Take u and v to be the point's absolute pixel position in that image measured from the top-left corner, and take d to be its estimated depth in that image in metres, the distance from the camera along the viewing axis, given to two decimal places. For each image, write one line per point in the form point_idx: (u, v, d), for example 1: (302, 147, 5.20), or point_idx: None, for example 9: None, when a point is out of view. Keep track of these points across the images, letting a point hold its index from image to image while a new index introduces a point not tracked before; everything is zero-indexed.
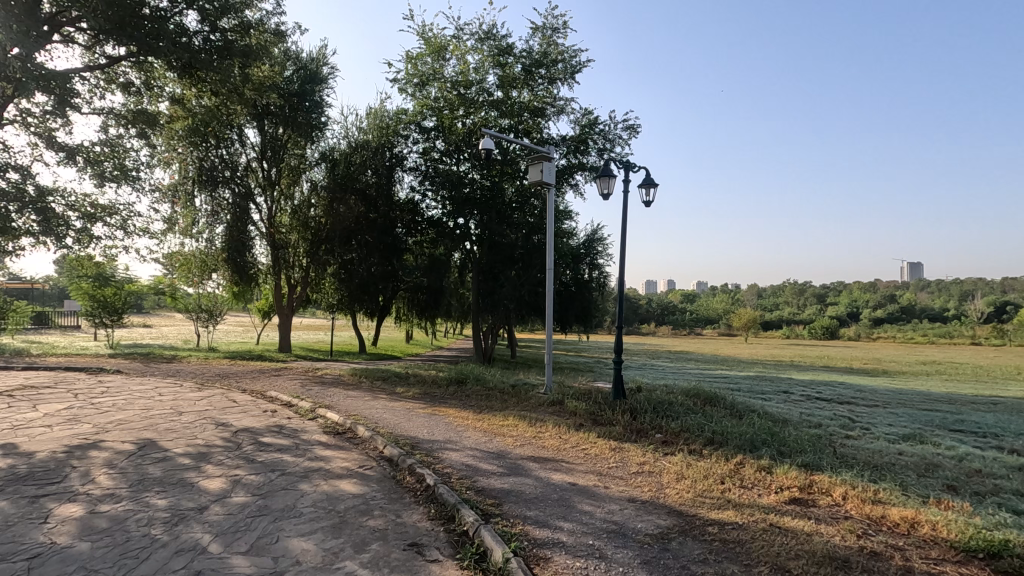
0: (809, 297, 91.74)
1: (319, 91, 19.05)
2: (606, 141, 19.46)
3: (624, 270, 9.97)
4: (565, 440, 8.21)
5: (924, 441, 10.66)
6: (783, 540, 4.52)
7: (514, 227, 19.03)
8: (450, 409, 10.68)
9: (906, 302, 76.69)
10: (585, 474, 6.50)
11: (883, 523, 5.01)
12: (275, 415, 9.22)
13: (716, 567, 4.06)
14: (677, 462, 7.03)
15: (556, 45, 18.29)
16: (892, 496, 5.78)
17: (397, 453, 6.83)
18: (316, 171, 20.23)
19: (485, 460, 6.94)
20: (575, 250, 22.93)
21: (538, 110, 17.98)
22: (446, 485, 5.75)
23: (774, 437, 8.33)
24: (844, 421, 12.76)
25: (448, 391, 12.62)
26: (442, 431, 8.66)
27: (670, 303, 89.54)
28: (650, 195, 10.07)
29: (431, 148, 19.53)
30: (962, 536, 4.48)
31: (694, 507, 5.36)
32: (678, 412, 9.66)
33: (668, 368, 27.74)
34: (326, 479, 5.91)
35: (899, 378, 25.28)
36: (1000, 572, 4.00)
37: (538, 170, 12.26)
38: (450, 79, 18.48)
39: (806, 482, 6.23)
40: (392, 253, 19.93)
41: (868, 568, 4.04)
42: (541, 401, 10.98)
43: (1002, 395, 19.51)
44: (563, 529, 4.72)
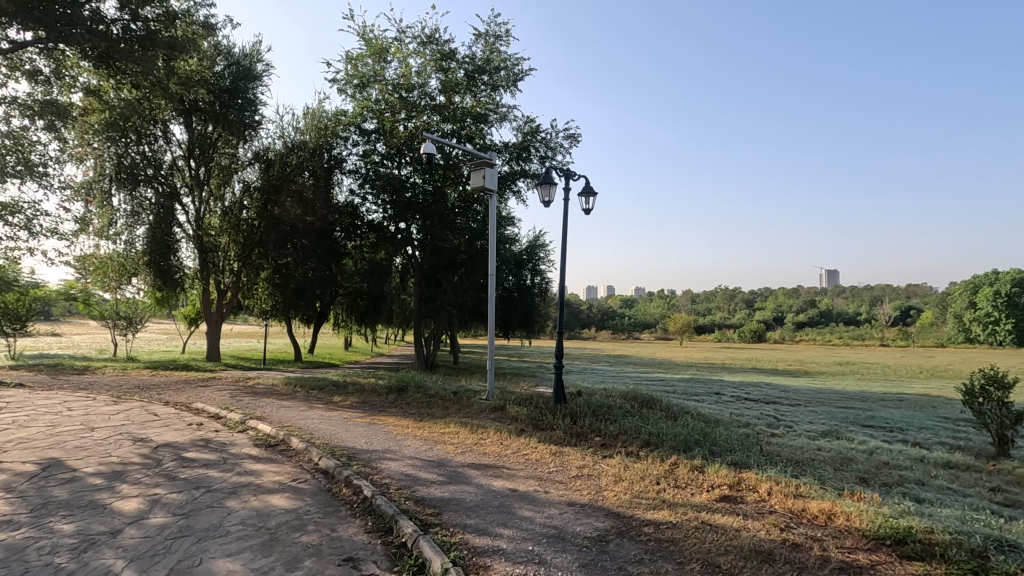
0: (739, 303, 96.72)
1: (253, 88, 18.14)
2: (547, 149, 19.74)
3: (565, 276, 10.14)
4: (506, 446, 8.20)
5: (840, 436, 11.41)
6: (713, 537, 4.69)
7: (457, 233, 19.24)
8: (389, 417, 10.43)
9: (825, 307, 82.24)
10: (525, 480, 6.51)
11: (803, 516, 5.31)
12: (201, 428, 8.69)
13: (651, 567, 4.15)
14: (615, 464, 7.18)
15: (498, 52, 18.41)
16: (812, 490, 6.14)
17: (334, 464, 6.60)
18: (249, 171, 19.41)
19: (424, 469, 6.81)
20: (517, 255, 23.29)
21: (480, 116, 18.13)
22: (385, 496, 5.60)
23: (706, 437, 8.67)
24: (770, 419, 13.46)
25: (388, 399, 12.35)
26: (381, 440, 8.45)
27: (610, 309, 91.82)
28: (589, 203, 10.32)
29: (371, 151, 19.08)
30: (872, 525, 4.82)
31: (630, 508, 5.49)
32: (616, 415, 9.89)
33: (608, 373, 28.38)
34: (257, 495, 5.62)
35: (819, 378, 27.05)
36: (905, 557, 4.32)
37: (480, 175, 12.24)
38: (391, 81, 18.21)
39: (735, 479, 6.52)
40: (331, 258, 19.38)
41: (789, 559, 4.26)
42: (483, 408, 10.94)
43: (906, 392, 21.26)
44: (503, 536, 4.70)
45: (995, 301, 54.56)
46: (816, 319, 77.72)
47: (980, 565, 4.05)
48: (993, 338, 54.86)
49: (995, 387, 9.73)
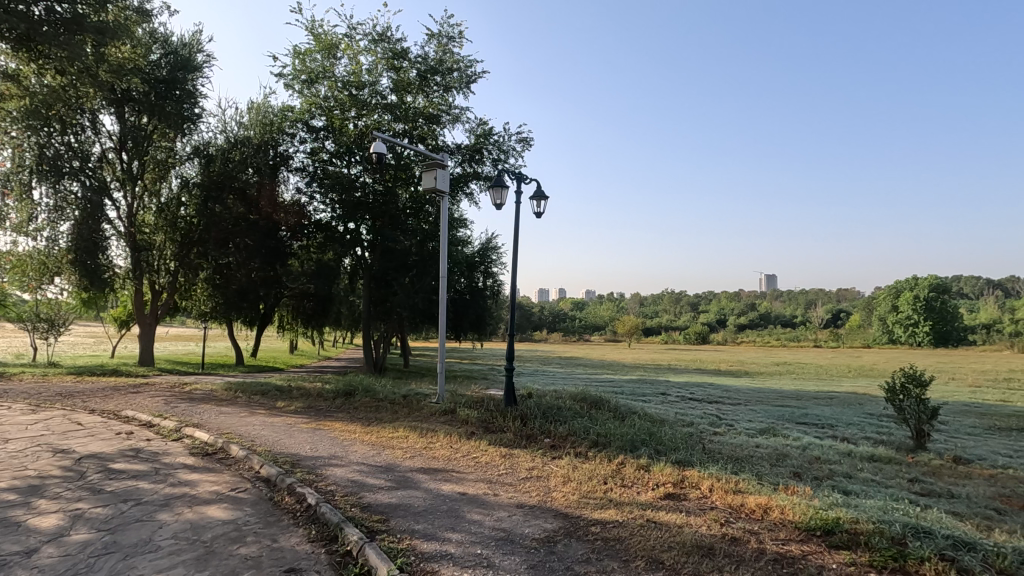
0: (684, 307, 100.05)
1: (192, 80, 17.36)
2: (500, 152, 19.71)
3: (516, 278, 10.18)
4: (456, 449, 8.14)
5: (776, 433, 11.95)
6: (657, 534, 4.81)
7: (408, 234, 18.94)
8: (336, 422, 10.16)
9: (763, 309, 86.27)
10: (475, 483, 6.47)
11: (741, 511, 5.53)
12: (131, 437, 8.18)
13: (598, 566, 4.21)
14: (563, 465, 7.26)
15: (451, 54, 18.33)
16: (750, 486, 6.41)
17: (276, 472, 6.35)
18: (188, 166, 18.49)
19: (371, 475, 6.66)
20: (469, 257, 23.26)
21: (432, 117, 17.97)
22: (331, 503, 5.44)
23: (652, 436, 8.90)
24: (712, 418, 13.95)
25: (335, 404, 12.02)
26: (326, 446, 8.22)
27: (561, 312, 92.98)
28: (542, 206, 10.39)
29: (320, 149, 18.55)
30: (804, 518, 5.07)
31: (578, 508, 5.56)
32: (566, 417, 10.01)
33: (557, 374, 29.30)
34: (191, 506, 5.34)
35: (758, 378, 28.31)
36: (833, 546, 4.58)
37: (432, 177, 12.11)
38: (341, 78, 17.80)
39: (679, 477, 6.71)
40: (275, 258, 18.53)
41: (728, 553, 4.42)
42: (433, 411, 10.81)
43: (836, 391, 22.58)
44: (452, 540, 4.65)
45: (915, 304, 58.79)
46: (755, 321, 81.40)
47: (900, 552, 4.33)
48: (913, 338, 59.16)
49: (913, 384, 10.58)
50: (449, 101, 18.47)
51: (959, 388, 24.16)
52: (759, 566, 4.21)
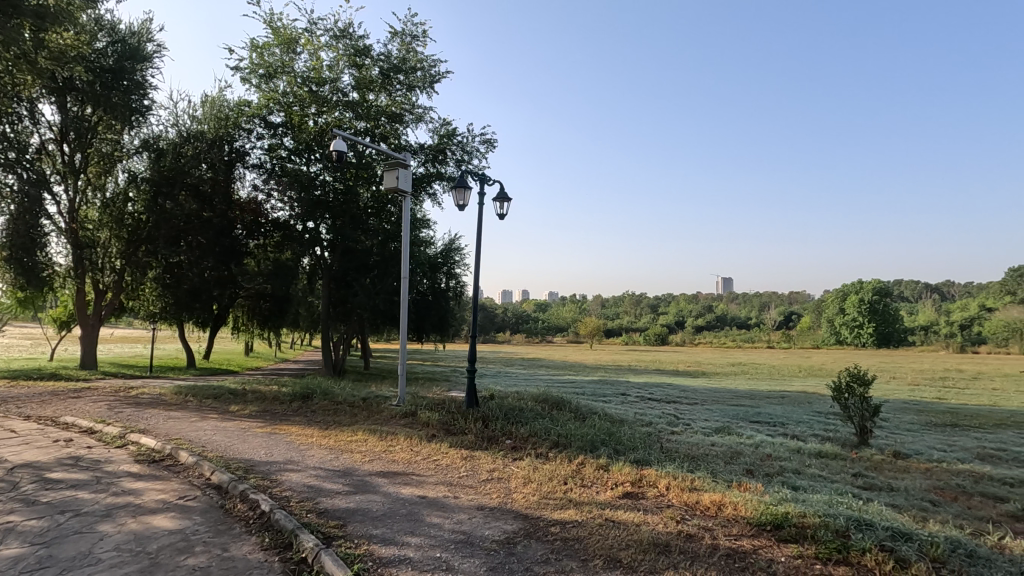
0: (644, 309, 102.10)
1: (141, 70, 16.62)
2: (464, 153, 19.65)
3: (478, 279, 10.17)
4: (416, 452, 8.05)
5: (731, 432, 12.29)
6: (615, 533, 4.88)
7: (369, 234, 18.81)
8: (292, 426, 9.89)
9: (720, 311, 88.86)
10: (435, 486, 6.41)
11: (697, 508, 5.67)
12: (69, 445, 7.75)
13: (557, 566, 4.24)
14: (524, 466, 7.29)
15: (414, 53, 18.16)
16: (705, 483, 6.58)
17: (228, 478, 6.13)
18: (136, 160, 17.69)
19: (328, 480, 6.51)
20: (432, 258, 23.11)
21: (395, 116, 17.77)
22: (286, 510, 5.29)
23: (612, 436, 9.03)
24: (670, 418, 14.23)
25: (292, 407, 11.71)
26: (282, 451, 7.99)
27: (524, 313, 93.37)
28: (503, 208, 10.46)
29: (278, 146, 18.03)
30: (755, 513, 5.24)
31: (538, 509, 5.58)
32: (527, 418, 10.04)
33: (520, 375, 29.43)
34: (136, 516, 5.10)
35: (714, 378, 29.10)
36: (782, 540, 4.74)
37: (394, 176, 11.96)
38: (301, 74, 17.40)
39: (637, 476, 6.83)
40: (230, 257, 17.97)
41: (683, 550, 4.53)
42: (393, 414, 10.67)
43: (788, 390, 23.47)
44: (410, 544, 4.60)
45: (860, 307, 61.66)
46: (712, 323, 83.75)
47: (843, 544, 4.52)
48: (859, 340, 62.03)
49: (857, 383, 11.10)
50: (412, 100, 18.32)
51: (898, 386, 25.46)
52: (711, 561, 4.32)
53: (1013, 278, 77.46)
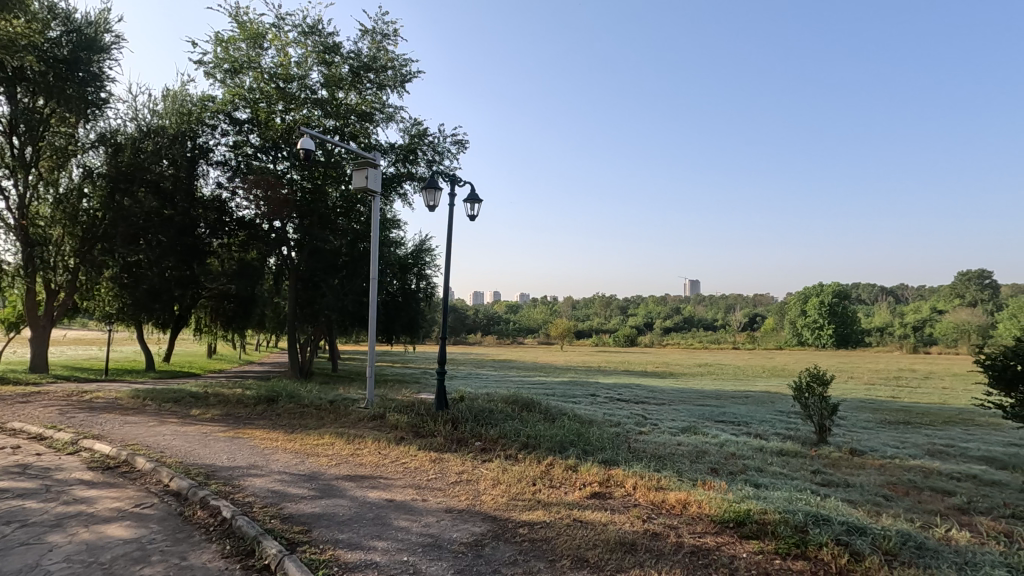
0: (614, 310, 103.37)
1: (98, 62, 16.02)
2: (435, 153, 19.59)
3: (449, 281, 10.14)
4: (384, 455, 7.96)
5: (697, 432, 12.55)
6: (583, 533, 4.93)
7: (338, 234, 18.54)
8: (256, 430, 9.66)
9: (688, 313, 90.60)
10: (403, 489, 6.36)
11: (662, 507, 5.77)
12: (17, 453, 7.39)
13: (524, 567, 4.26)
14: (493, 468, 7.29)
15: (386, 51, 17.98)
16: (671, 482, 6.70)
17: (188, 485, 5.95)
18: (92, 155, 16.97)
19: (293, 485, 6.38)
20: (403, 259, 22.86)
21: (365, 115, 17.59)
22: (248, 516, 5.16)
23: (581, 437, 9.11)
24: (637, 418, 14.43)
25: (256, 410, 11.43)
26: (245, 455, 7.80)
27: (495, 314, 93.34)
28: (474, 210, 10.45)
29: (243, 143, 17.61)
30: (719, 511, 5.36)
31: (507, 511, 5.59)
32: (497, 419, 10.05)
33: (491, 376, 29.45)
34: (88, 526, 4.90)
35: (681, 379, 29.62)
36: (744, 536, 4.88)
37: (363, 176, 11.80)
38: (268, 70, 16.99)
39: (605, 476, 6.91)
40: (192, 256, 17.45)
41: (649, 548, 4.61)
42: (361, 417, 10.53)
43: (752, 390, 24.10)
44: (377, 549, 4.55)
45: (820, 309, 63.74)
46: (680, 325, 85.35)
47: (801, 539, 4.68)
48: (819, 341, 64.08)
49: (816, 382, 11.50)
50: (383, 99, 18.18)
51: (855, 386, 26.37)
52: (676, 559, 4.41)
53: (961, 281, 81.65)
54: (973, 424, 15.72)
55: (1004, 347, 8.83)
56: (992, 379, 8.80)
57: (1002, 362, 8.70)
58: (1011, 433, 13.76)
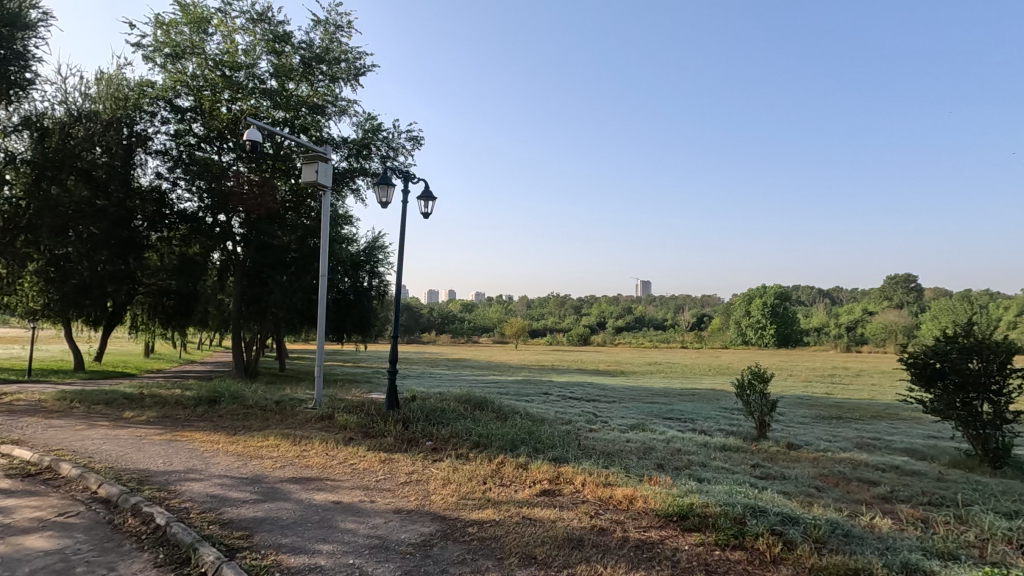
0: (568, 309, 104.69)
1: (22, 39, 14.84)
2: (389, 149, 19.28)
3: (402, 278, 10.00)
4: (332, 457, 7.78)
5: (645, 428, 12.87)
6: (531, 530, 4.97)
7: (287, 230, 17.79)
8: (195, 432, 9.25)
9: (639, 313, 92.75)
10: (351, 491, 6.23)
11: (610, 502, 5.89)
12: None
13: (473, 566, 4.25)
14: (444, 467, 7.24)
15: (339, 43, 17.57)
16: (619, 478, 6.84)
17: (118, 491, 5.63)
18: (14, 140, 15.71)
19: (234, 488, 6.14)
20: (355, 256, 22.39)
21: (317, 107, 17.17)
22: (185, 522, 4.93)
23: (532, 435, 9.17)
24: (589, 416, 14.65)
25: (195, 412, 10.93)
26: (183, 459, 7.46)
27: (450, 313, 92.76)
28: (429, 207, 10.34)
29: (186, 132, 16.74)
30: (663, 505, 5.52)
31: (456, 510, 5.57)
32: (449, 419, 9.98)
33: (444, 375, 29.24)
34: (2, 538, 4.56)
35: (631, 378, 30.24)
36: (686, 529, 5.04)
37: (314, 170, 11.46)
38: (213, 56, 16.31)
39: (554, 474, 6.99)
40: (127, 249, 16.71)
41: (594, 543, 4.69)
42: (309, 418, 10.25)
43: (698, 388, 24.92)
44: (322, 552, 4.44)
45: (763, 310, 66.59)
46: (631, 324, 87.32)
47: (739, 530, 4.88)
48: (762, 340, 66.89)
49: (758, 380, 12.03)
50: (335, 92, 17.80)
51: (793, 383, 27.64)
52: (621, 553, 4.51)
53: (890, 284, 86.90)
54: (899, 418, 16.79)
55: (924, 347, 9.50)
56: (914, 376, 9.43)
57: (922, 360, 9.36)
58: (931, 426, 14.78)
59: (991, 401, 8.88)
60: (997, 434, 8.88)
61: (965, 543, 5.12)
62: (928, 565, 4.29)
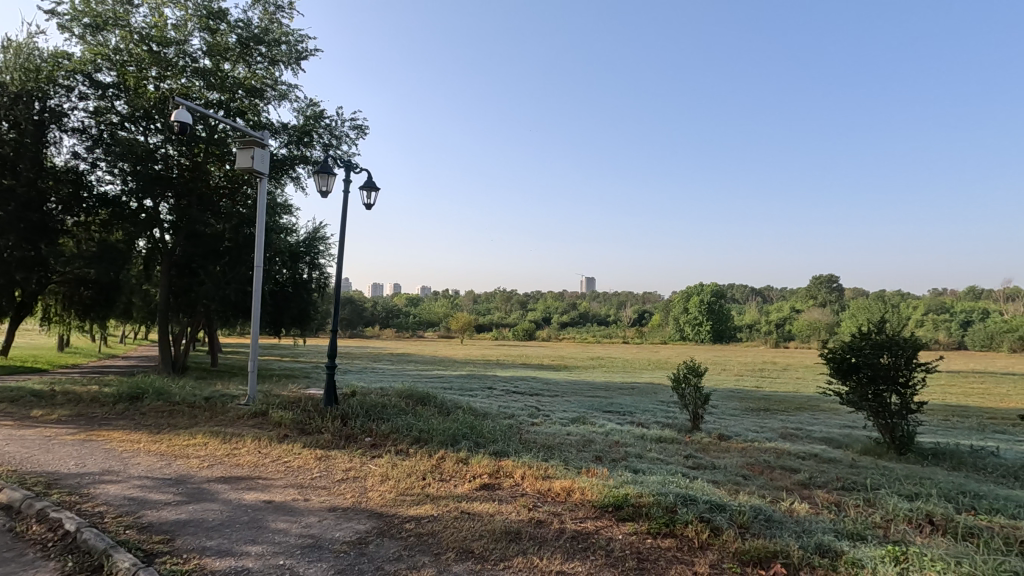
0: (514, 305, 105.35)
1: None
2: (332, 137, 18.65)
3: (342, 270, 9.72)
4: (264, 455, 7.46)
5: (586, 422, 13.11)
6: (469, 524, 4.94)
7: (221, 218, 16.89)
8: (113, 431, 8.64)
9: (583, 309, 94.41)
10: (284, 489, 6.00)
11: (548, 495, 5.95)
12: None
13: (409, 562, 4.18)
14: (382, 464, 7.09)
15: (279, 24, 16.83)
16: (558, 471, 6.94)
17: (21, 496, 5.17)
18: None
19: (155, 490, 5.77)
20: (294, 247, 21.55)
21: (255, 90, 16.38)
22: (98, 528, 4.58)
23: (474, 430, 9.13)
24: (531, 410, 14.76)
25: (114, 410, 10.20)
26: (99, 460, 6.95)
27: (394, 308, 91.18)
28: (372, 198, 10.08)
29: (106, 110, 15.36)
30: (600, 496, 5.63)
31: (394, 506, 5.47)
32: (389, 415, 9.79)
33: (387, 370, 28.67)
34: None
35: (573, 372, 30.73)
36: (621, 519, 5.16)
37: (249, 156, 10.91)
38: (139, 30, 15.25)
39: (494, 468, 7.00)
40: (39, 234, 15.09)
41: (531, 535, 4.73)
42: (241, 415, 9.80)
43: (637, 382, 25.69)
44: (250, 554, 4.23)
45: (700, 307, 69.26)
46: (575, 320, 88.89)
47: (670, 518, 5.04)
48: (698, 336, 69.61)
49: (692, 374, 12.52)
50: (275, 75, 17.02)
51: (726, 377, 28.85)
52: (557, 544, 4.56)
53: (816, 284, 92.13)
54: (819, 409, 17.91)
55: (842, 342, 10.17)
56: (833, 370, 10.06)
57: (840, 355, 10.01)
58: (847, 416, 15.85)
59: (899, 393, 9.60)
60: (903, 423, 9.61)
61: (871, 523, 5.51)
62: (839, 546, 4.56)
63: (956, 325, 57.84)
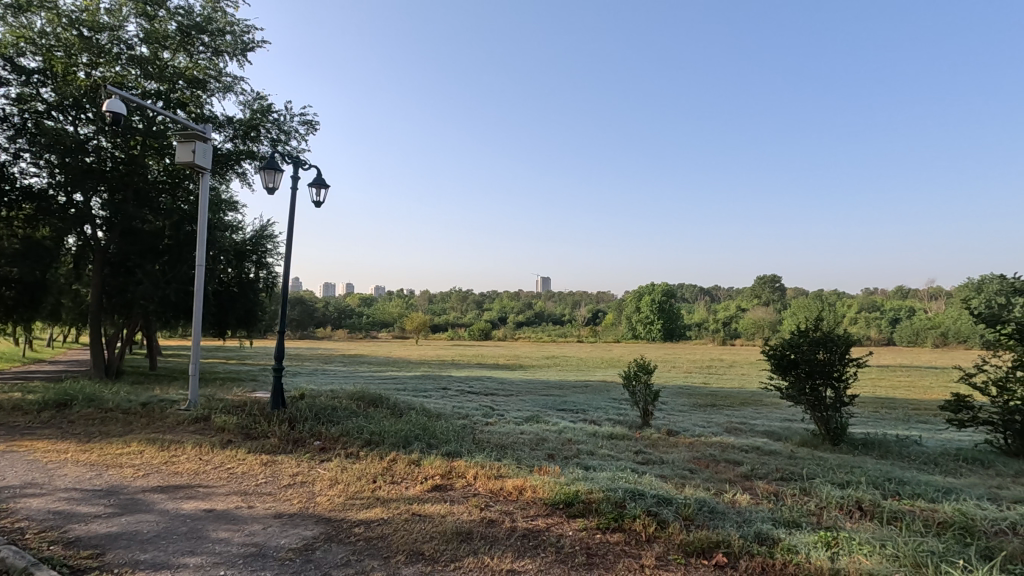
0: (470, 304, 105.06)
1: None
2: (280, 132, 18.02)
3: (289, 269, 9.43)
4: (205, 462, 7.15)
5: (540, 421, 13.20)
6: (420, 526, 4.89)
7: (160, 213, 16.07)
8: (37, 441, 8.06)
9: (538, 308, 95.17)
10: (226, 497, 5.76)
11: (500, 494, 5.96)
12: None
13: (358, 567, 4.10)
14: (331, 468, 6.93)
15: (223, 13, 16.12)
16: (510, 470, 6.96)
17: None
18: None
19: (84, 503, 5.42)
20: (240, 245, 20.74)
21: (197, 82, 15.81)
22: (17, 546, 4.25)
23: (426, 431, 9.04)
24: (485, 410, 14.73)
25: (38, 418, 9.53)
26: (21, 472, 6.48)
27: (347, 308, 89.26)
28: (321, 195, 9.84)
29: (32, 97, 14.37)
30: (552, 494, 5.68)
31: (343, 511, 5.35)
32: (339, 417, 9.56)
33: (338, 372, 27.96)
34: None
35: (528, 371, 30.87)
36: (572, 515, 5.24)
37: (189, 149, 10.41)
38: (68, 13, 14.29)
39: (446, 468, 6.94)
40: None
41: (482, 535, 4.72)
42: (180, 420, 9.35)
43: (591, 380, 26.10)
44: (187, 566, 4.04)
45: (652, 306, 71.03)
46: (530, 320, 89.48)
47: (619, 513, 5.15)
48: (650, 334, 71.34)
49: (643, 371, 12.82)
50: (219, 66, 16.36)
51: (675, 374, 29.67)
52: (508, 543, 4.57)
53: (761, 284, 95.77)
54: (762, 404, 18.70)
55: (782, 340, 10.66)
56: (773, 366, 10.52)
57: (780, 352, 10.49)
58: (787, 411, 16.58)
59: (833, 387, 10.11)
60: (837, 416, 10.12)
61: (807, 511, 5.79)
62: (776, 534, 4.77)
63: (886, 323, 61.65)
